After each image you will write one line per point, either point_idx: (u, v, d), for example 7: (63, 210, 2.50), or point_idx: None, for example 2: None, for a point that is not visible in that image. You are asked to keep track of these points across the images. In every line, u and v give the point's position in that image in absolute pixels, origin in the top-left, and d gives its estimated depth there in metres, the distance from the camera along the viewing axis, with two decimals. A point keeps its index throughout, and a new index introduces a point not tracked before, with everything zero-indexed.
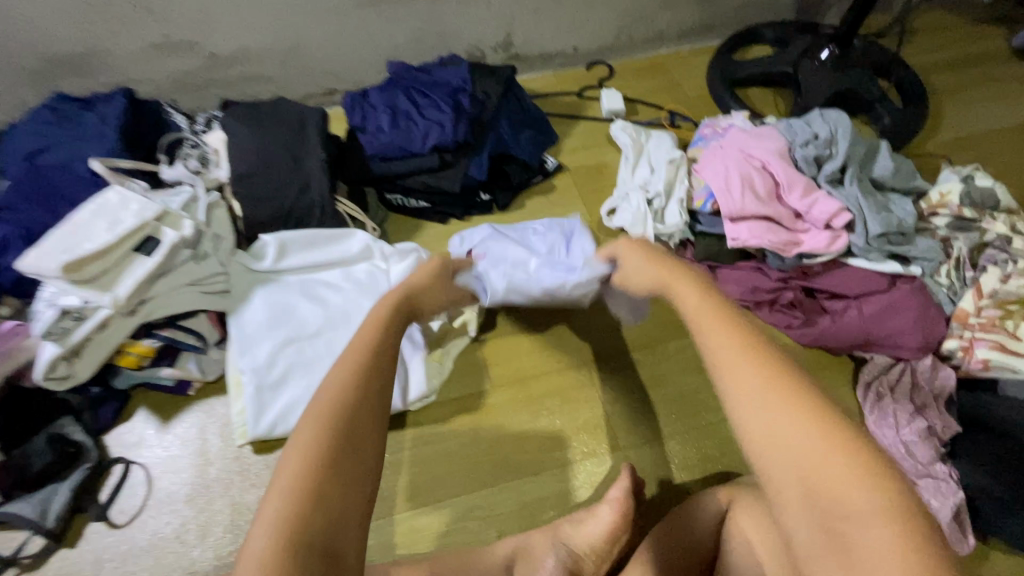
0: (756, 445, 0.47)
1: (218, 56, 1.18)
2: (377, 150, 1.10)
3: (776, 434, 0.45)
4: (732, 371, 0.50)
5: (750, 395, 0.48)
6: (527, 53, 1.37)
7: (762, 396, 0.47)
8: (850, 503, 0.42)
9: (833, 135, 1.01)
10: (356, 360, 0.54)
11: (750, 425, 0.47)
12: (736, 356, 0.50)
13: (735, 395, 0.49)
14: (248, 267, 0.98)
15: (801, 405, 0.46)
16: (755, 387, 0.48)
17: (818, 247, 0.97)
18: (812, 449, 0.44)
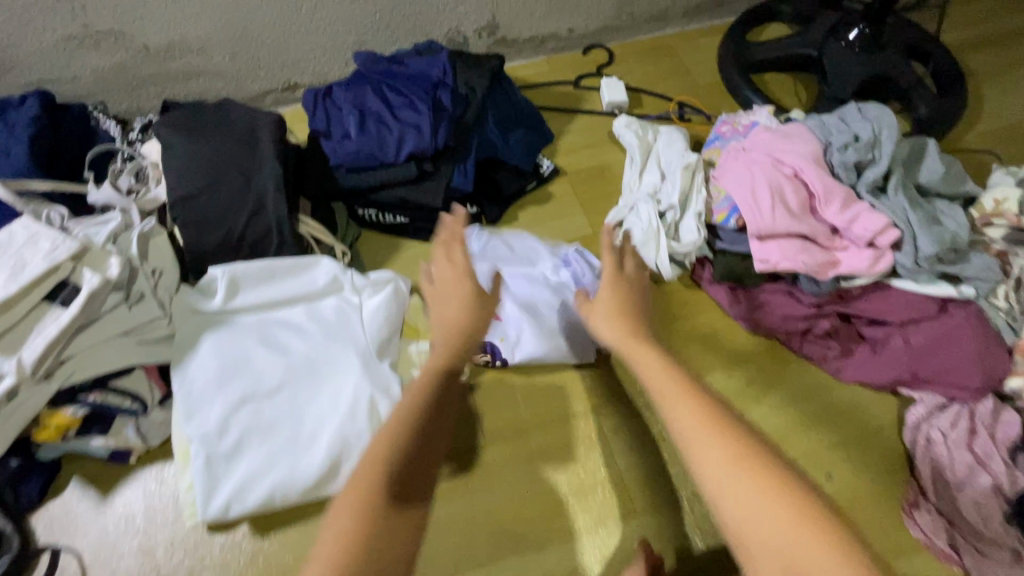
0: (739, 527, 0.44)
1: (153, 49, 1.00)
2: (344, 160, 0.94)
3: (751, 521, 0.44)
4: (699, 451, 0.48)
5: (743, 497, 0.45)
6: (515, 36, 1.20)
7: (743, 485, 0.45)
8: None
9: (876, 136, 0.87)
10: (407, 426, 0.55)
11: (752, 534, 0.43)
12: (701, 434, 0.48)
13: (730, 501, 0.45)
14: (194, 308, 0.83)
15: (800, 511, 0.43)
16: (752, 494, 0.44)
17: (859, 269, 0.84)
18: (787, 532, 0.43)
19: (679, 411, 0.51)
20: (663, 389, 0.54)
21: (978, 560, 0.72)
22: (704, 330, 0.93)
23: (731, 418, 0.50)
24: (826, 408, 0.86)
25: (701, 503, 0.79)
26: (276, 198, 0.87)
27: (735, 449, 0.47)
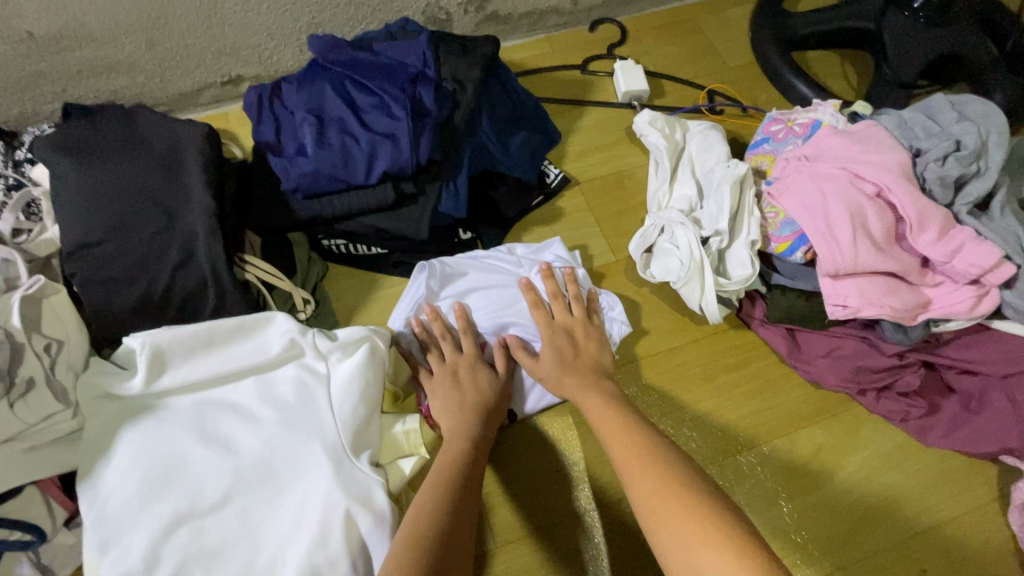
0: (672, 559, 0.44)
1: (39, 37, 0.76)
2: (299, 183, 0.73)
3: (685, 555, 0.43)
4: (633, 477, 0.50)
5: (673, 532, 0.45)
6: (510, 11, 0.98)
7: (669, 510, 0.46)
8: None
9: (981, 142, 0.69)
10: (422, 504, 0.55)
11: (680, 562, 0.43)
12: (634, 459, 0.51)
13: (655, 524, 0.46)
14: (105, 393, 0.63)
15: (715, 528, 0.43)
16: (678, 530, 0.44)
17: (957, 312, 0.67)
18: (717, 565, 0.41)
19: (616, 447, 0.55)
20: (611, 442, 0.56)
21: None
22: (757, 383, 0.76)
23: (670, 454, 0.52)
24: (907, 482, 0.71)
25: None
26: (208, 241, 0.66)
27: (667, 484, 0.48)
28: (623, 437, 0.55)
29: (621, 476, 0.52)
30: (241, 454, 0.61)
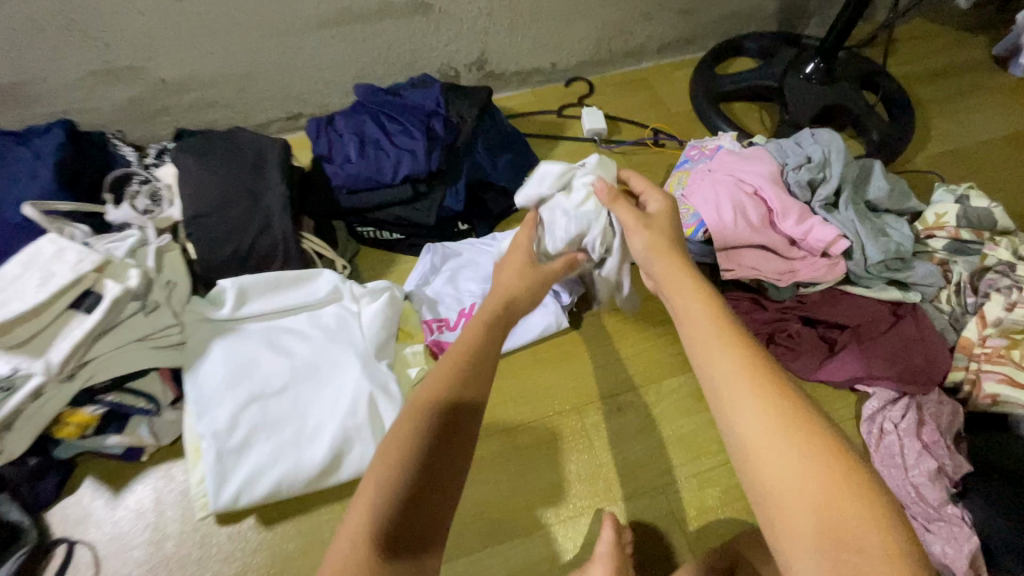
0: (768, 472, 0.48)
1: (168, 82, 1.09)
2: (344, 182, 1.03)
3: (782, 471, 0.47)
4: (741, 405, 0.51)
5: (780, 452, 0.48)
6: (502, 70, 1.31)
7: (781, 441, 0.48)
8: (861, 541, 0.43)
9: (826, 157, 0.97)
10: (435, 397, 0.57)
11: (776, 475, 0.47)
12: (745, 391, 0.51)
13: (762, 443, 0.49)
14: (204, 317, 0.90)
15: (828, 462, 0.47)
16: (756, 414, 0.50)
17: (816, 277, 0.92)
18: (819, 484, 0.46)
19: (728, 367, 0.53)
20: (695, 321, 0.59)
21: (925, 536, 0.79)
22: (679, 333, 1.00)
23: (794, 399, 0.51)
24: None
25: (675, 491, 0.86)
26: (282, 218, 0.94)
27: (774, 404, 0.50)
28: (708, 327, 0.58)
29: (720, 394, 0.53)
30: (297, 358, 0.87)
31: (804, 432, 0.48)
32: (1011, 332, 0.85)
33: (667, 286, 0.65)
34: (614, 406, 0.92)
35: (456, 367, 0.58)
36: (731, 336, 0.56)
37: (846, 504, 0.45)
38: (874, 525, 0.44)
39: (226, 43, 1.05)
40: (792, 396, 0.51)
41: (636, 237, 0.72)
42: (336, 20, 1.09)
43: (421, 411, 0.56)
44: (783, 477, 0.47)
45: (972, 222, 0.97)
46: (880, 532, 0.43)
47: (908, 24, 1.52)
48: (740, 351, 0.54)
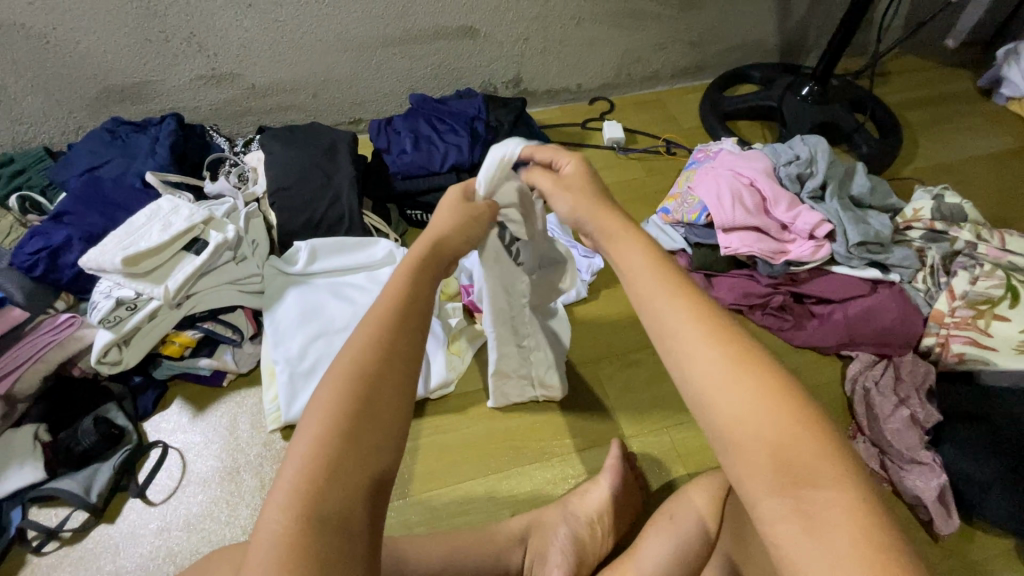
0: (726, 417, 0.45)
1: (258, 87, 1.31)
2: (400, 169, 1.22)
3: (735, 413, 0.45)
4: (694, 352, 0.48)
5: (731, 393, 0.45)
6: (535, 88, 1.51)
7: (737, 380, 0.46)
8: (815, 472, 0.42)
9: (813, 156, 1.14)
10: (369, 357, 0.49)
11: (727, 417, 0.45)
12: (698, 337, 0.48)
13: (714, 387, 0.46)
14: (281, 270, 1.07)
15: (785, 399, 0.45)
16: (708, 355, 0.47)
17: (805, 257, 1.06)
18: (772, 421, 0.44)
19: (677, 316, 0.50)
20: (643, 274, 0.54)
21: (901, 473, 0.89)
22: None
23: (745, 337, 0.48)
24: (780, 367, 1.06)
25: (677, 434, 0.99)
26: (349, 194, 1.13)
27: (726, 346, 0.48)
28: (656, 278, 0.53)
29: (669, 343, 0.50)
30: (357, 306, 1.05)
31: (760, 371, 0.46)
32: (976, 303, 0.98)
33: (609, 239, 0.59)
34: (624, 362, 1.07)
35: (415, 324, 0.52)
36: (681, 286, 0.52)
37: (804, 437, 0.43)
38: (833, 457, 0.43)
39: (309, 58, 1.28)
40: (740, 336, 0.48)
41: (562, 200, 0.64)
42: (399, 40, 1.30)
43: (374, 363, 0.48)
44: (735, 418, 0.45)
45: (944, 215, 1.09)
46: (835, 462, 0.43)
47: (899, 58, 1.69)
48: (690, 300, 0.51)
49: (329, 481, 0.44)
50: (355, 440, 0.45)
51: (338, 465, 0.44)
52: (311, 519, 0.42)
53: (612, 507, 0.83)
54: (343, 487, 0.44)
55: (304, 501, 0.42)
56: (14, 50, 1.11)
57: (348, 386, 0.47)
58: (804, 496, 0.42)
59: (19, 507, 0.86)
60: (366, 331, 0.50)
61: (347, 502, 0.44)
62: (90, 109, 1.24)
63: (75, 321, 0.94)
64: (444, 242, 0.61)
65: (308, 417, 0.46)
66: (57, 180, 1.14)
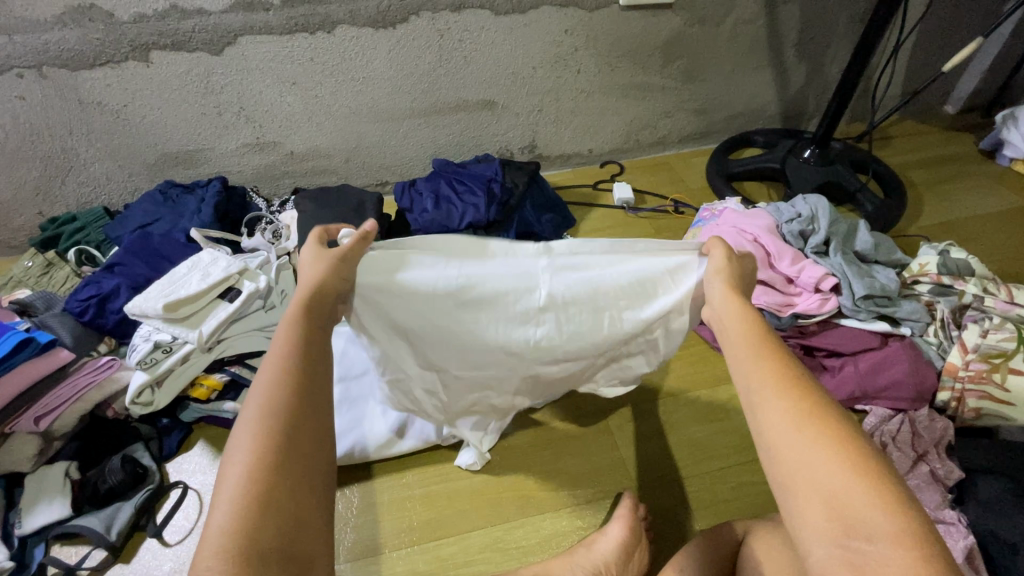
0: (799, 469, 0.47)
1: (296, 154, 1.44)
2: (420, 227, 1.30)
3: (804, 464, 0.47)
4: (765, 407, 0.52)
5: (799, 447, 0.48)
6: (549, 153, 1.62)
7: (807, 433, 0.48)
8: (869, 524, 0.43)
9: (814, 214, 1.18)
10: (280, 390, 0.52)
11: (794, 466, 0.48)
12: (770, 390, 0.52)
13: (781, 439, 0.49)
14: None
15: (864, 463, 0.46)
16: (778, 405, 0.51)
17: (811, 309, 1.07)
18: (841, 479, 0.45)
19: (753, 369, 0.55)
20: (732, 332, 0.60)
21: None
22: (693, 358, 1.16)
23: (828, 403, 0.51)
24: None
25: (689, 486, 0.98)
26: None
27: (798, 405, 0.50)
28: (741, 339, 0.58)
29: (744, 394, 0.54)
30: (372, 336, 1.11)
31: (835, 438, 0.48)
32: (989, 356, 0.98)
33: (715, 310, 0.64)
34: (635, 412, 1.08)
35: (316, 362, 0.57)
36: (767, 347, 0.56)
37: (870, 496, 0.44)
38: (887, 509, 0.44)
39: (343, 128, 1.41)
40: (817, 396, 0.51)
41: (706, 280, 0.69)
42: (424, 112, 1.44)
43: (287, 405, 0.51)
44: (803, 467, 0.47)
45: (950, 270, 1.11)
46: (897, 522, 0.43)
47: (899, 123, 1.77)
48: (772, 360, 0.55)
49: (263, 519, 0.44)
50: (282, 477, 0.47)
51: (276, 496, 0.46)
52: (253, 556, 0.43)
53: (620, 558, 0.82)
54: (281, 518, 0.45)
55: (238, 536, 0.43)
56: (89, 124, 1.26)
57: (281, 432, 0.49)
58: (859, 549, 0.43)
59: (42, 544, 0.89)
60: (277, 375, 0.53)
61: (287, 539, 0.45)
62: (147, 172, 1.38)
63: (113, 363, 1.00)
64: (323, 289, 0.64)
65: (231, 471, 0.46)
66: (112, 235, 1.25)
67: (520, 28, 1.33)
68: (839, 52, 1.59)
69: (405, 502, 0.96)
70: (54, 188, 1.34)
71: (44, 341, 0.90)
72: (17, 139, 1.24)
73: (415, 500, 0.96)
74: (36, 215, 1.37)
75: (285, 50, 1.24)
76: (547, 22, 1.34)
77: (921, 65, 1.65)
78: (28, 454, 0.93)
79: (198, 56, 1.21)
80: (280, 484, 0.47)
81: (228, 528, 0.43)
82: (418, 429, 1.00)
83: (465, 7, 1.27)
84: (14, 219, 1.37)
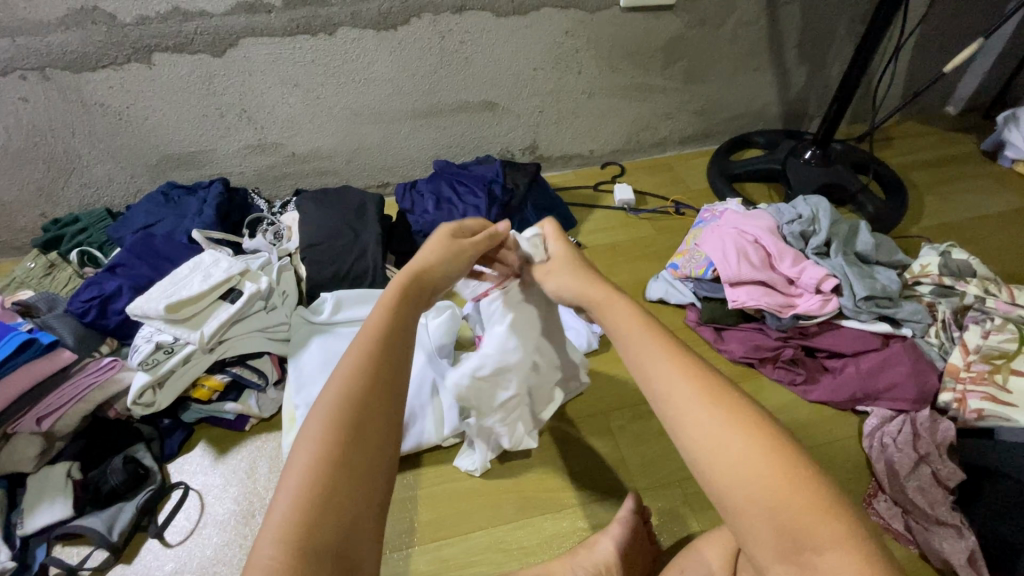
0: (727, 481, 0.45)
1: (297, 155, 1.44)
2: (421, 228, 1.30)
3: (734, 473, 0.45)
4: (684, 415, 0.49)
5: (725, 458, 0.46)
6: (550, 154, 1.62)
7: (730, 439, 0.47)
8: (812, 532, 0.42)
9: (815, 215, 1.19)
10: (356, 381, 0.52)
11: (725, 477, 0.46)
12: (687, 397, 0.50)
13: (706, 451, 0.47)
14: (307, 320, 1.13)
15: (788, 465, 0.45)
16: (699, 412, 0.49)
17: (814, 310, 1.07)
18: (770, 483, 0.44)
19: (663, 378, 0.52)
20: (637, 339, 0.57)
21: (927, 535, 0.86)
22: None
23: (742, 400, 0.50)
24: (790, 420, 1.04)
25: (689, 488, 0.98)
26: (375, 248, 1.21)
27: (718, 411, 0.49)
28: (648, 346, 0.56)
29: (661, 405, 0.52)
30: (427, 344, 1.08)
31: (758, 439, 0.46)
32: (991, 357, 0.98)
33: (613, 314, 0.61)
34: (635, 413, 1.08)
35: (399, 348, 0.57)
36: (674, 355, 0.54)
37: (808, 505, 0.43)
38: (823, 512, 0.43)
39: (344, 129, 1.42)
40: (730, 395, 0.50)
41: (551, 280, 0.72)
42: (426, 113, 1.44)
43: (362, 396, 0.51)
44: (733, 479, 0.45)
45: (952, 271, 1.11)
46: (836, 527, 0.42)
47: (900, 124, 1.77)
48: (683, 365, 0.53)
49: (323, 511, 0.45)
50: (346, 469, 0.47)
51: (336, 491, 0.46)
52: (315, 547, 0.43)
53: (621, 559, 0.82)
54: (342, 514, 0.45)
55: (298, 527, 0.43)
56: (92, 126, 1.27)
57: (347, 421, 0.49)
58: (808, 563, 0.42)
59: (45, 544, 0.89)
60: (354, 361, 0.54)
61: (346, 537, 0.45)
62: (149, 174, 1.38)
63: (116, 364, 1.00)
64: (425, 277, 0.66)
65: (301, 456, 0.48)
66: (115, 237, 1.25)
67: (520, 30, 1.33)
68: (839, 54, 1.59)
69: (406, 502, 0.96)
70: (57, 189, 1.34)
71: (47, 342, 0.90)
72: (19, 140, 1.24)
73: (416, 500, 0.96)
74: (39, 216, 1.38)
75: (286, 52, 1.25)
76: (549, 24, 1.34)
77: (922, 66, 1.65)
78: (30, 454, 0.94)
79: (199, 58, 1.21)
80: (345, 477, 0.47)
81: (290, 515, 0.44)
82: (420, 429, 1.00)
83: (466, 10, 1.28)
84: (16, 220, 1.37)
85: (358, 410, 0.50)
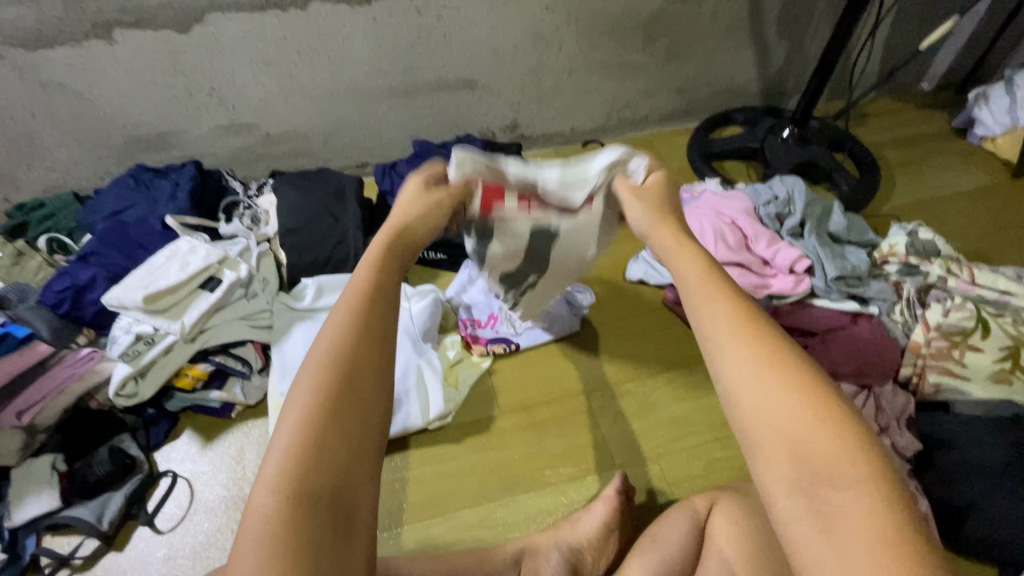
0: (758, 418, 0.49)
1: (272, 136, 1.40)
2: None
3: (769, 411, 0.48)
4: (728, 356, 0.53)
5: (761, 397, 0.49)
6: (530, 132, 1.60)
7: (766, 382, 0.50)
8: (831, 470, 0.45)
9: (790, 196, 1.21)
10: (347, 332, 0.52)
11: (756, 413, 0.49)
12: (735, 339, 0.53)
13: (744, 389, 0.50)
14: (289, 306, 1.13)
15: (823, 408, 0.47)
16: (740, 353, 0.52)
17: (786, 290, 1.11)
18: (801, 424, 0.47)
19: (713, 320, 0.55)
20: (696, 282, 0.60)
21: None
22: (671, 339, 1.19)
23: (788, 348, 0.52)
24: None
25: (666, 464, 1.03)
26: (355, 232, 1.20)
27: (760, 354, 0.52)
28: (708, 287, 0.59)
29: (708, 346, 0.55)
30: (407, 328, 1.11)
31: (794, 383, 0.49)
32: (950, 334, 1.02)
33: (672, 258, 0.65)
34: (615, 392, 1.11)
35: (385, 303, 0.56)
36: (719, 297, 0.57)
37: (835, 448, 0.45)
38: (848, 454, 0.45)
39: (319, 109, 1.38)
40: (774, 340, 0.53)
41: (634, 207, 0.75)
42: (403, 92, 1.41)
43: (354, 350, 0.51)
44: (766, 417, 0.48)
45: (918, 250, 1.15)
46: (858, 468, 0.44)
47: (877, 100, 1.79)
48: (733, 309, 0.56)
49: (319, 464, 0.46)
50: (338, 423, 0.48)
51: (331, 441, 0.47)
52: (320, 500, 0.45)
53: (602, 533, 0.86)
54: (336, 463, 0.47)
55: (293, 474, 0.45)
56: (53, 107, 1.21)
57: (342, 371, 0.50)
58: (822, 497, 0.44)
59: (34, 535, 0.90)
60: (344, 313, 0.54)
61: (341, 486, 0.46)
62: (116, 156, 1.33)
63: (94, 355, 0.99)
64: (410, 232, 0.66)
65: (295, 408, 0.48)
66: (84, 222, 1.22)
67: (499, 7, 1.30)
68: (819, 30, 1.59)
69: (393, 484, 0.99)
70: (19, 173, 1.29)
71: (23, 335, 0.90)
72: None
73: (403, 482, 0.99)
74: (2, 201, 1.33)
75: (256, 29, 1.20)
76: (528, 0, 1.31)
77: (899, 43, 1.66)
78: (12, 448, 0.93)
79: (164, 34, 1.16)
80: (338, 431, 0.48)
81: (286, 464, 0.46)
82: (405, 412, 1.02)
83: None
84: None
85: (352, 363, 0.51)
